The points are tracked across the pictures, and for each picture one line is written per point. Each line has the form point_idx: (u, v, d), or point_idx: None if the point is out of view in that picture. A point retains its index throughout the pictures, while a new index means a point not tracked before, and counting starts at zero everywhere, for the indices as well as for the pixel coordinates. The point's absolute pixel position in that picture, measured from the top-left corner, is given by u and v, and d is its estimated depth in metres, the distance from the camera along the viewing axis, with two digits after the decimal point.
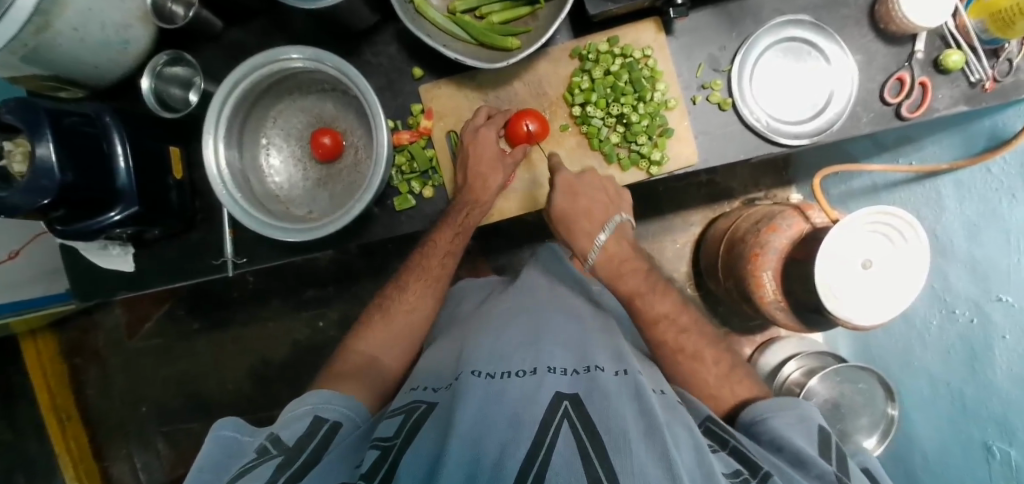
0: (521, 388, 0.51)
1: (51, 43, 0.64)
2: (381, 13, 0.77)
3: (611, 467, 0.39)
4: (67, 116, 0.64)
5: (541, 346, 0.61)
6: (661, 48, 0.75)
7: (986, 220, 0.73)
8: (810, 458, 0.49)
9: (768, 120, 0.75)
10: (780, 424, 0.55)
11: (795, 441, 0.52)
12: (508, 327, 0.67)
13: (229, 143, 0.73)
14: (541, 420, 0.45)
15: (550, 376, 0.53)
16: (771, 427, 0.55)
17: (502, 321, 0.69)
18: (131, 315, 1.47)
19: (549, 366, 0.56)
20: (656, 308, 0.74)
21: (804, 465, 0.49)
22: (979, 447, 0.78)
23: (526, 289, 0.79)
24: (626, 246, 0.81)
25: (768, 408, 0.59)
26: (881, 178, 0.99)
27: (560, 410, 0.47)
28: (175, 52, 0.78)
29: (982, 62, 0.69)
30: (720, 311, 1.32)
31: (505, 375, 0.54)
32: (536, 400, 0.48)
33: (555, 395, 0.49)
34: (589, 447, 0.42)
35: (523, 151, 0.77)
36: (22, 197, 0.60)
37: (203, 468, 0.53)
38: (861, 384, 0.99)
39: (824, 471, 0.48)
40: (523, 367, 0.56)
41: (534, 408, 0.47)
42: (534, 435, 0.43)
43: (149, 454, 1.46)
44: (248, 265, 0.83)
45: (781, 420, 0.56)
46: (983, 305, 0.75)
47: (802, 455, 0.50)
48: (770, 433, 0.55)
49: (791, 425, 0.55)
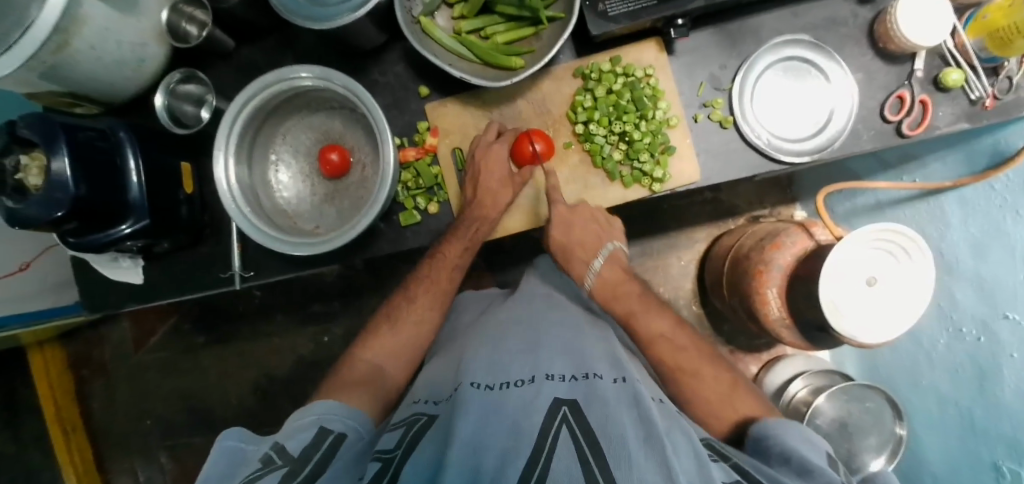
0: (521, 396, 0.51)
1: (69, 61, 0.66)
2: (388, 33, 0.79)
3: (611, 474, 0.39)
4: (81, 131, 0.66)
5: (540, 355, 0.61)
6: (663, 68, 0.77)
7: (990, 237, 0.73)
8: (818, 469, 0.50)
9: (769, 137, 0.76)
10: (789, 439, 0.54)
11: (804, 453, 0.52)
12: (507, 336, 0.67)
13: (239, 159, 0.75)
14: (539, 428, 0.45)
15: (550, 383, 0.54)
16: (778, 440, 0.55)
17: (502, 331, 0.69)
18: (138, 328, 1.49)
19: (548, 374, 0.56)
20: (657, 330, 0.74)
21: (811, 475, 0.50)
22: (989, 469, 0.76)
23: (526, 299, 0.80)
24: (619, 273, 0.82)
25: (772, 424, 0.58)
26: (885, 196, 1.00)
27: (558, 416, 0.47)
28: (188, 70, 0.81)
29: (981, 80, 0.70)
30: (726, 329, 1.31)
31: (504, 385, 0.54)
32: (535, 407, 0.49)
33: (554, 400, 0.50)
34: (587, 452, 0.42)
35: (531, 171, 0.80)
36: (37, 209, 0.62)
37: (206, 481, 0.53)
38: (869, 402, 0.98)
39: (833, 479, 0.49)
40: (523, 376, 0.56)
41: (533, 416, 0.47)
42: (534, 443, 0.43)
43: (153, 468, 1.46)
44: (255, 279, 0.84)
45: (792, 436, 0.55)
46: (991, 323, 0.74)
47: (810, 465, 0.50)
48: (778, 446, 0.54)
49: (800, 441, 0.54)
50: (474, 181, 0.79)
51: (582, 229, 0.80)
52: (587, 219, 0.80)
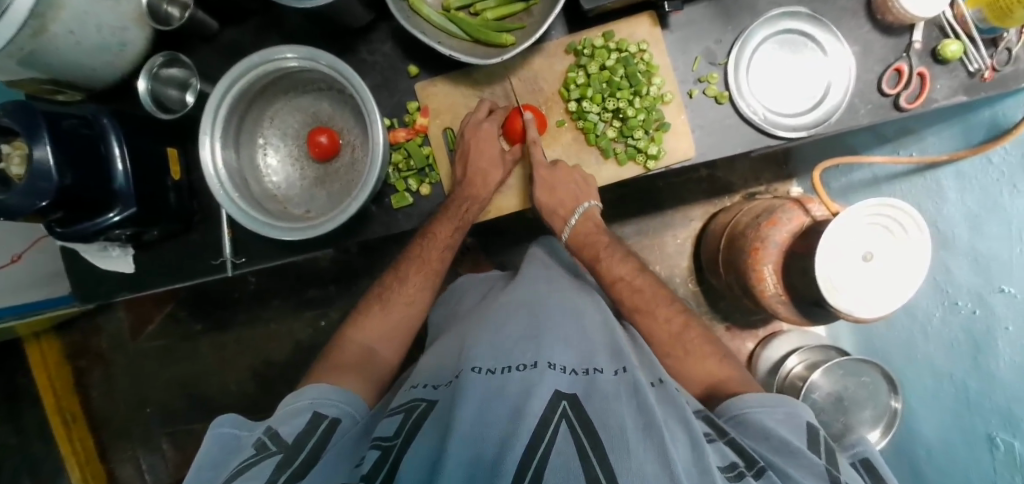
0: (521, 383, 0.51)
1: (47, 46, 0.64)
2: (376, 11, 0.76)
3: (610, 468, 0.39)
4: (64, 118, 0.64)
5: (543, 342, 0.60)
6: (657, 42, 0.75)
7: (987, 212, 0.73)
8: (800, 450, 0.50)
9: (765, 112, 0.74)
10: (769, 419, 0.55)
11: (785, 435, 0.52)
12: (507, 321, 0.67)
13: (226, 143, 0.73)
14: (541, 417, 0.45)
15: (551, 372, 0.53)
16: (760, 420, 0.55)
17: (502, 315, 0.69)
18: (135, 316, 1.48)
19: (551, 363, 0.55)
20: (616, 274, 0.79)
21: (795, 457, 0.50)
22: (983, 439, 0.77)
23: (525, 283, 0.79)
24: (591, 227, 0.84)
25: (754, 402, 0.58)
26: (881, 171, 0.99)
27: (558, 410, 0.46)
28: (170, 54, 0.79)
29: (980, 52, 0.69)
30: (722, 306, 1.32)
31: (505, 370, 0.54)
32: (535, 395, 0.48)
33: (554, 393, 0.49)
34: (587, 447, 0.42)
35: (521, 149, 0.80)
36: (19, 199, 0.61)
37: (202, 467, 0.53)
38: (864, 377, 0.99)
39: (815, 462, 0.49)
40: (525, 362, 0.56)
41: (533, 404, 0.47)
42: (534, 432, 0.43)
43: (154, 455, 1.47)
44: (246, 265, 0.83)
45: (771, 415, 0.56)
46: (986, 296, 0.74)
47: (793, 447, 0.50)
48: (759, 426, 0.55)
49: (781, 421, 0.55)
50: (463, 158, 0.78)
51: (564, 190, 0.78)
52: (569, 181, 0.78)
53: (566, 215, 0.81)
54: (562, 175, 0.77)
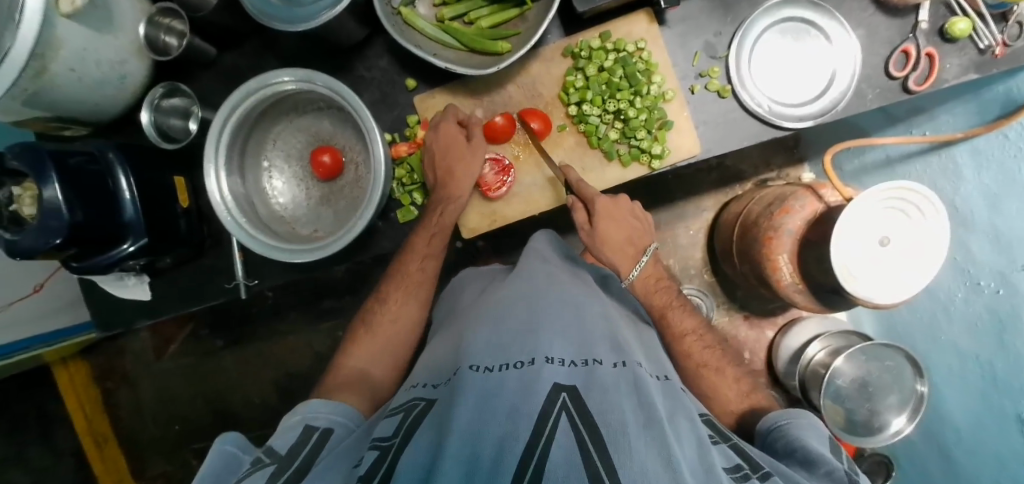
0: (520, 379, 0.49)
1: (50, 87, 0.65)
2: (370, 26, 0.76)
3: (611, 462, 0.39)
4: (70, 156, 0.65)
5: (541, 335, 0.59)
6: (654, 39, 0.74)
7: (1007, 190, 0.70)
8: (818, 457, 0.51)
9: (769, 104, 0.73)
10: (795, 429, 0.56)
11: (808, 443, 0.53)
12: (505, 315, 0.64)
13: (231, 170, 0.74)
14: (539, 411, 0.44)
15: (549, 367, 0.52)
16: (785, 433, 0.56)
17: (501, 309, 0.67)
18: (157, 337, 1.51)
19: (548, 357, 0.54)
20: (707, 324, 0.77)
21: (813, 465, 0.50)
22: (1014, 423, 0.75)
23: (525, 276, 0.76)
24: (659, 269, 0.84)
25: (781, 416, 0.60)
26: (894, 151, 0.97)
27: (558, 402, 0.45)
28: (171, 84, 0.80)
29: (990, 28, 0.66)
30: (738, 295, 1.30)
31: (503, 367, 0.52)
32: (534, 390, 0.47)
33: (553, 387, 0.48)
34: (587, 440, 0.41)
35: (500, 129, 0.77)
36: (34, 240, 0.62)
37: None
38: (889, 361, 0.95)
39: (833, 468, 0.49)
40: (522, 358, 0.54)
41: (533, 398, 0.46)
42: (534, 428, 0.42)
43: (185, 471, 1.50)
44: (259, 286, 0.84)
45: (797, 426, 0.57)
46: (1009, 276, 0.72)
47: (813, 455, 0.51)
48: (784, 440, 0.56)
49: (806, 432, 0.55)
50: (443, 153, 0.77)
51: (623, 226, 0.81)
52: (623, 216, 0.81)
53: (635, 254, 0.82)
54: (615, 209, 0.80)
